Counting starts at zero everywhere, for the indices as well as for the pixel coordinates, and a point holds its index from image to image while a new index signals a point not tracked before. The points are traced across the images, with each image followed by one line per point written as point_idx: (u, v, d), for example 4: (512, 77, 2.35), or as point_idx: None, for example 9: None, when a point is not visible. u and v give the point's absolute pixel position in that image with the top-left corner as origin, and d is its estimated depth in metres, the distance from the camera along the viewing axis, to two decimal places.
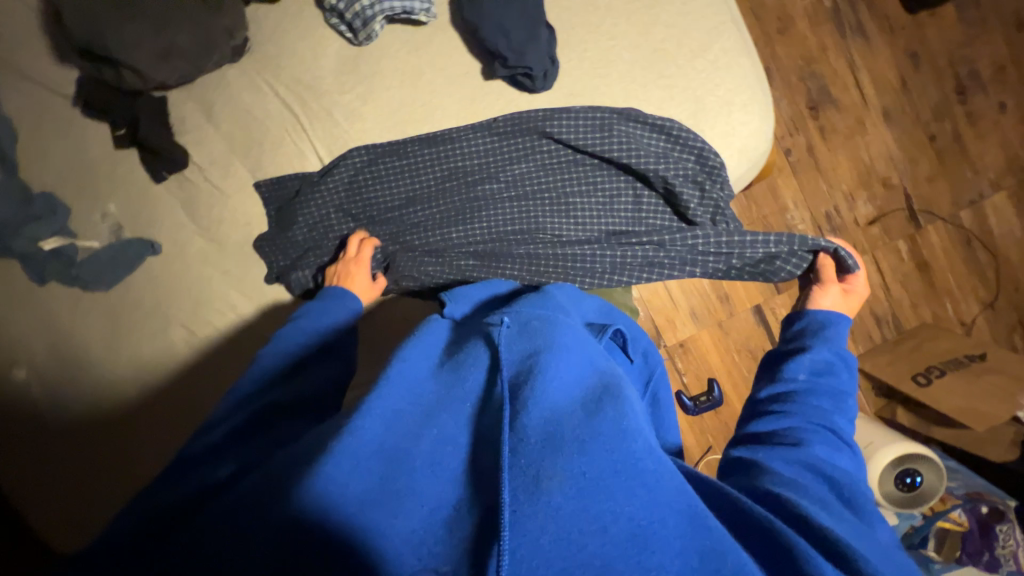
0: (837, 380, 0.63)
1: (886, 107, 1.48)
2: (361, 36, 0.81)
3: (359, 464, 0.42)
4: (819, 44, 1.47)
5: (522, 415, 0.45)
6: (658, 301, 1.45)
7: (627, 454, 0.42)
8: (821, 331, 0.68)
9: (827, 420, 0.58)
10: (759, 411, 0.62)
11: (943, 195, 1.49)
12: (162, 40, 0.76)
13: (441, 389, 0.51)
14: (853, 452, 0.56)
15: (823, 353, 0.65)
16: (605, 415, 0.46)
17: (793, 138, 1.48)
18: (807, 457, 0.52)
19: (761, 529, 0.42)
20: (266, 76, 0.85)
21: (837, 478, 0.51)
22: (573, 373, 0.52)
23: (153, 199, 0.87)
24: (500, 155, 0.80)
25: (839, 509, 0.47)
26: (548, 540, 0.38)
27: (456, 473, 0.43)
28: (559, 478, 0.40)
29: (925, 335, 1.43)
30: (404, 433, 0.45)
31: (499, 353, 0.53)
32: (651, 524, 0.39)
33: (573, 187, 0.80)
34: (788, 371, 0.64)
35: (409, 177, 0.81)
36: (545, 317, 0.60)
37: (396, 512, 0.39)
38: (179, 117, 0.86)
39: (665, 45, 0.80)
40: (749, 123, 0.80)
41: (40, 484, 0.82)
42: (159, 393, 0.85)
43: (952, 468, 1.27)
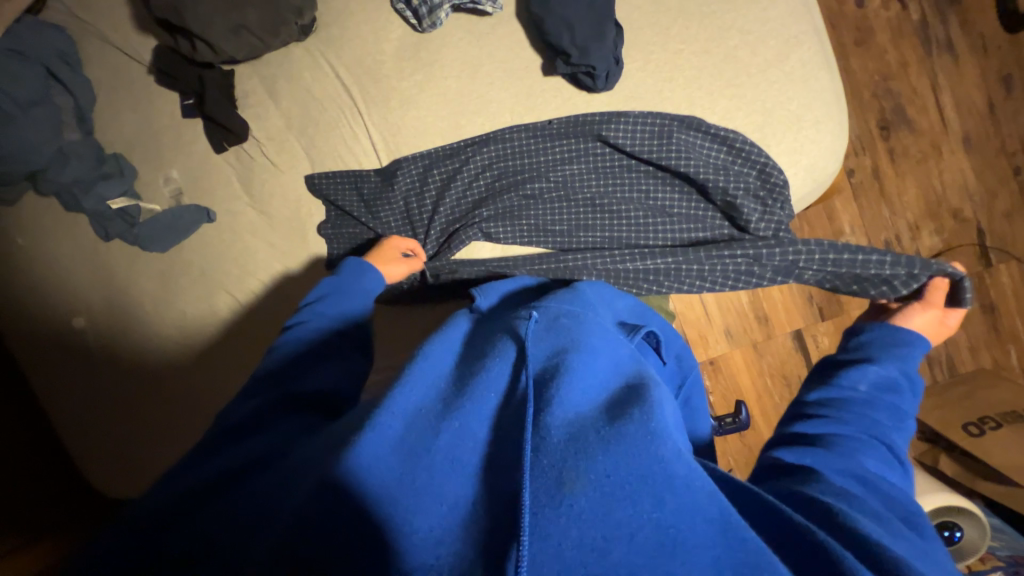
0: (900, 399, 0.58)
1: (967, 133, 1.37)
2: (425, 23, 0.82)
3: (381, 457, 0.41)
4: (899, 59, 1.37)
5: (546, 414, 0.44)
6: (692, 315, 1.41)
7: (655, 459, 0.40)
8: (880, 346, 0.63)
9: (881, 434, 0.52)
10: (803, 413, 0.56)
11: (1022, 234, 1.37)
12: (237, 17, 0.79)
13: (461, 381, 0.50)
14: (904, 470, 0.51)
15: (890, 369, 0.60)
16: (634, 419, 0.43)
17: (858, 158, 1.39)
18: (857, 468, 0.47)
19: (805, 546, 0.37)
20: (328, 57, 0.86)
21: (891, 495, 0.46)
22: (601, 373, 0.51)
23: (212, 168, 0.90)
24: (553, 157, 0.79)
25: (895, 525, 0.42)
26: (571, 546, 0.35)
27: (472, 469, 0.42)
28: (583, 480, 0.38)
29: (982, 382, 1.33)
30: (423, 428, 0.44)
31: (524, 347, 0.52)
32: (681, 532, 0.36)
33: (624, 195, 0.78)
34: (845, 379, 0.58)
35: (460, 172, 0.81)
36: (575, 314, 0.59)
37: (415, 510, 0.39)
38: (243, 90, 0.88)
39: (738, 52, 0.76)
40: (821, 141, 0.75)
41: (94, 426, 0.89)
42: (202, 354, 0.89)
43: (997, 528, 1.19)
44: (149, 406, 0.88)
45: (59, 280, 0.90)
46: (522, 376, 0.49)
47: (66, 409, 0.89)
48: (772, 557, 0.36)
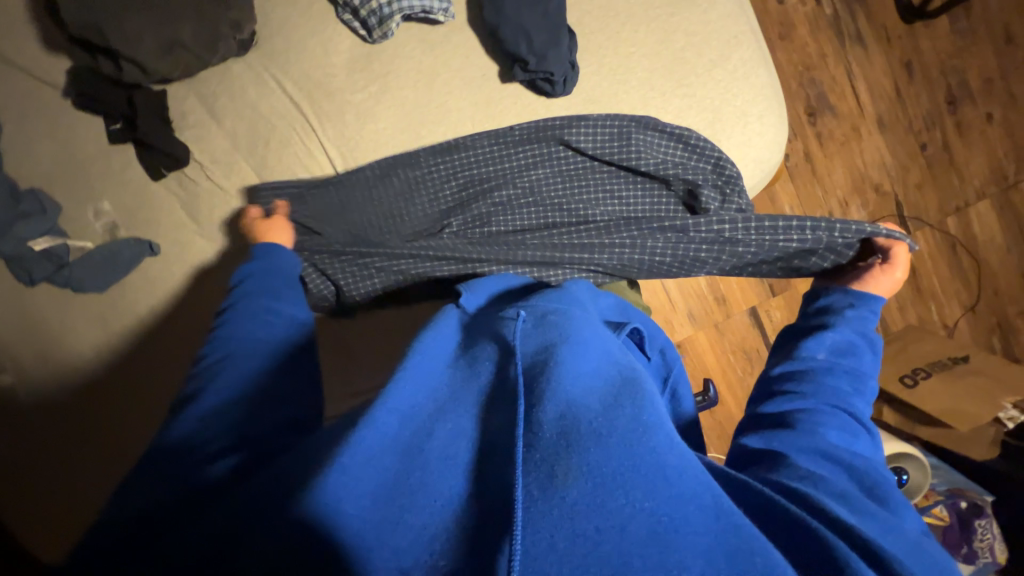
0: (859, 360, 0.62)
1: (880, 115, 1.51)
2: (375, 34, 0.79)
3: (373, 458, 0.40)
4: (819, 50, 1.49)
5: (539, 410, 0.43)
6: (656, 302, 1.47)
7: (649, 453, 0.40)
8: (847, 313, 0.66)
9: (843, 402, 0.57)
10: (771, 390, 0.60)
11: (932, 202, 1.54)
12: (167, 33, 0.73)
13: (454, 383, 0.49)
14: (871, 436, 0.56)
15: (846, 333, 0.63)
16: (627, 411, 0.43)
17: (792, 143, 1.50)
18: (821, 444, 0.51)
19: (794, 529, 0.41)
20: (273, 72, 0.82)
21: (858, 467, 0.50)
22: (592, 365, 0.49)
23: (150, 197, 0.83)
24: (517, 162, 0.79)
25: (862, 503, 0.45)
26: (563, 539, 0.35)
27: (463, 465, 0.42)
28: (576, 473, 0.38)
29: (911, 337, 1.49)
30: (418, 428, 0.44)
31: (513, 344, 0.51)
32: (674, 521, 0.37)
33: (589, 196, 0.79)
34: (807, 350, 0.62)
35: (423, 182, 0.80)
36: (561, 311, 0.58)
37: (408, 508, 0.38)
38: (180, 111, 0.82)
39: (685, 53, 0.80)
40: (765, 134, 0.81)
41: (23, 488, 0.78)
42: (149, 396, 0.81)
43: (934, 465, 1.35)
44: (105, 459, 0.80)
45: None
46: (512, 366, 0.49)
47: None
48: (762, 540, 0.38)
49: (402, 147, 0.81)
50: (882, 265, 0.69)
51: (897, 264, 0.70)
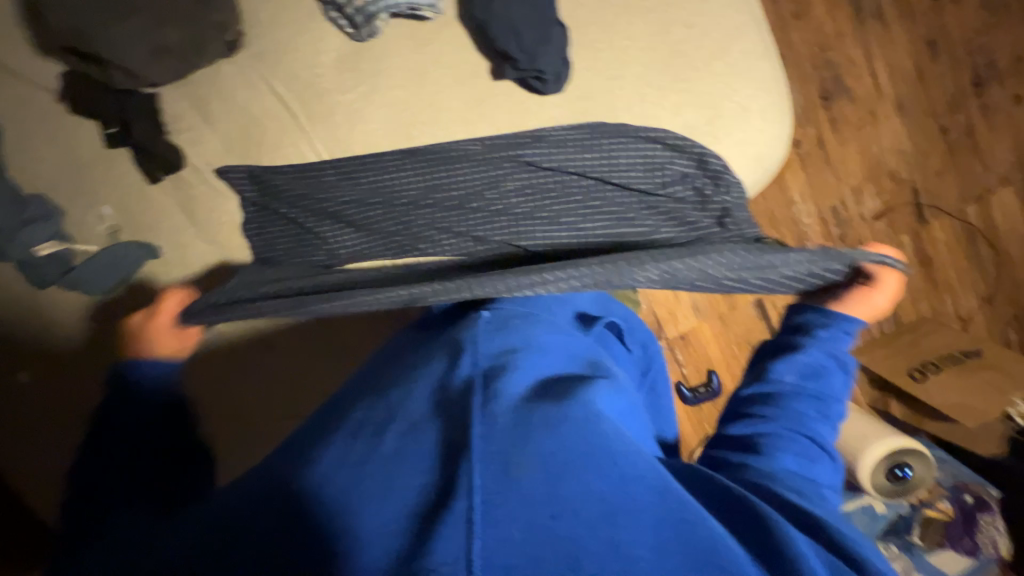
0: (827, 384, 0.60)
1: (899, 98, 1.44)
2: (363, 33, 0.78)
3: (344, 463, 0.42)
4: (836, 30, 1.41)
5: (493, 403, 0.44)
6: (659, 294, 1.45)
7: (597, 441, 0.41)
8: (828, 326, 0.63)
9: (803, 424, 0.56)
10: (737, 413, 0.60)
11: (952, 189, 1.47)
12: (153, 39, 0.73)
13: (408, 388, 0.49)
14: (831, 461, 0.56)
15: (814, 355, 0.61)
16: (575, 404, 0.45)
17: (804, 129, 1.44)
18: (778, 470, 0.51)
19: (750, 517, 0.42)
20: (263, 73, 0.81)
21: (808, 490, 0.51)
22: (550, 366, 0.52)
23: (149, 199, 0.84)
24: (487, 162, 0.77)
25: (807, 496, 0.50)
26: (520, 529, 0.35)
27: (414, 466, 0.41)
28: (529, 464, 0.39)
29: (923, 330, 1.45)
30: (375, 434, 0.44)
31: (474, 349, 0.52)
32: (623, 499, 0.38)
33: (562, 196, 0.75)
34: (776, 372, 0.60)
35: (392, 183, 0.78)
36: (524, 315, 0.59)
37: (364, 507, 0.39)
38: (174, 114, 0.82)
39: (682, 46, 0.76)
40: (767, 130, 0.77)
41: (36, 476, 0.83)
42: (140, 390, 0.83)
43: (941, 459, 1.33)
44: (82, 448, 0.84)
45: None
46: (463, 368, 0.49)
47: None
48: (707, 517, 0.39)
49: (377, 147, 0.80)
50: (867, 290, 0.64)
51: (882, 289, 0.65)
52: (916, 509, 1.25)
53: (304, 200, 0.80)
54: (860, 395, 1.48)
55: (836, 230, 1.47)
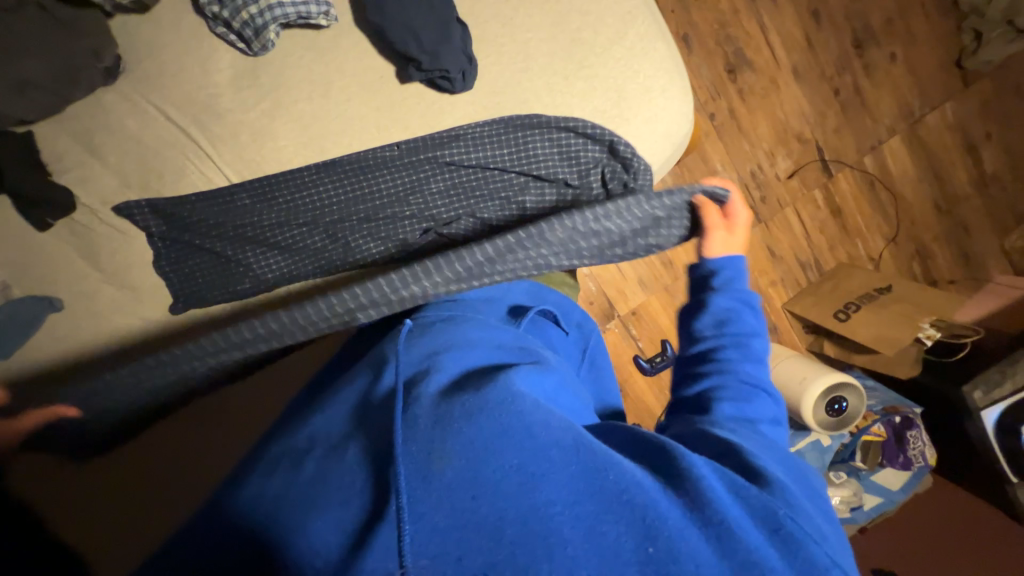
0: (743, 324, 0.63)
1: (795, 65, 1.56)
2: (255, 47, 0.74)
3: (273, 491, 0.42)
4: (732, 7, 1.50)
5: (414, 405, 0.44)
6: (606, 274, 1.48)
7: (515, 418, 0.42)
8: (721, 275, 0.67)
9: (732, 369, 0.59)
10: (685, 374, 0.63)
11: (849, 144, 1.61)
12: (12, 73, 0.66)
13: (337, 410, 0.49)
14: (768, 396, 0.59)
15: (724, 301, 0.65)
16: (494, 386, 0.45)
17: (716, 102, 1.53)
18: (714, 419, 0.54)
19: (666, 460, 0.44)
20: (152, 99, 0.76)
21: (747, 430, 0.53)
22: (474, 358, 0.52)
23: (41, 249, 0.76)
24: (408, 170, 0.76)
25: (744, 436, 0.52)
26: (443, 519, 0.37)
27: (341, 484, 0.40)
28: (449, 454, 0.39)
29: (842, 275, 1.59)
30: (298, 460, 0.44)
31: (398, 357, 0.52)
32: (540, 468, 0.39)
33: (485, 197, 0.77)
34: (698, 328, 0.64)
35: (312, 201, 0.76)
36: (449, 317, 0.60)
37: (293, 530, 0.38)
38: (54, 152, 0.75)
39: (582, 34, 0.79)
40: (671, 107, 0.81)
41: None
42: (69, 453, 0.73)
43: (871, 388, 1.48)
44: None
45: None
46: (386, 380, 0.49)
47: None
48: (623, 465, 0.41)
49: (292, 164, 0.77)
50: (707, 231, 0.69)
51: (716, 224, 0.70)
52: (856, 436, 1.36)
53: (218, 227, 0.76)
54: (797, 342, 1.62)
55: (757, 193, 1.58)
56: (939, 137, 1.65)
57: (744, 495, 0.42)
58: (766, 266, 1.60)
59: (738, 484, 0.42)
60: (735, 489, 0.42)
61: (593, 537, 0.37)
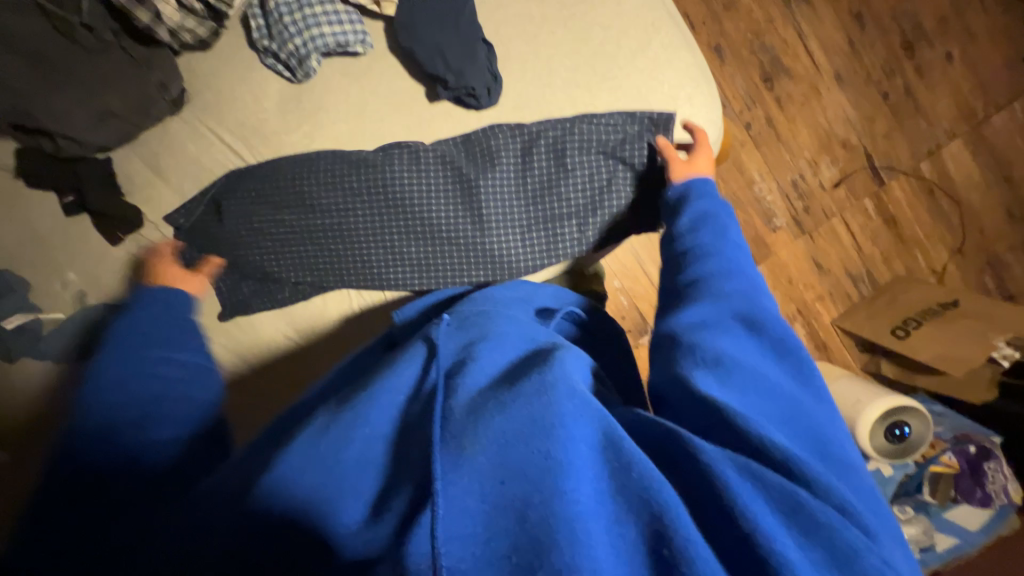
0: (719, 220, 0.66)
1: (837, 70, 1.49)
2: (299, 74, 0.81)
3: (308, 464, 0.42)
4: (766, 15, 1.48)
5: (452, 398, 0.45)
6: (639, 288, 1.42)
7: (546, 407, 0.42)
8: (697, 190, 0.70)
9: (712, 256, 0.62)
10: (672, 271, 0.65)
11: (902, 149, 1.51)
12: (95, 106, 0.76)
13: (374, 383, 0.49)
14: (754, 281, 0.60)
15: (700, 204, 0.68)
16: (531, 377, 0.45)
17: (752, 111, 1.49)
18: (690, 325, 0.55)
19: (701, 466, 0.41)
20: (210, 124, 0.84)
21: (729, 326, 0.54)
22: (511, 352, 0.53)
23: (111, 262, 0.85)
24: (419, 169, 0.79)
25: (731, 353, 0.51)
26: (474, 503, 0.37)
27: (378, 466, 0.44)
28: (479, 440, 0.40)
29: (899, 288, 1.47)
30: (331, 442, 0.43)
31: (436, 344, 0.52)
32: (569, 458, 0.39)
33: (492, 193, 0.79)
34: (676, 228, 0.67)
35: (332, 199, 0.80)
36: (483, 311, 0.61)
37: (334, 507, 0.40)
38: (127, 175, 0.85)
39: (605, 47, 0.80)
40: (697, 114, 0.80)
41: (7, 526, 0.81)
42: None
43: (939, 414, 1.34)
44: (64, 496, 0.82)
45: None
46: (427, 376, 0.49)
47: None
48: (650, 464, 0.40)
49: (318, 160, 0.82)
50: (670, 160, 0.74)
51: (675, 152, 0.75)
52: (923, 466, 1.24)
53: (249, 221, 0.82)
54: (851, 360, 1.50)
55: (799, 203, 1.50)
56: (1008, 139, 1.52)
57: (777, 491, 0.40)
58: (812, 280, 1.51)
59: (756, 471, 0.41)
60: (759, 481, 0.40)
61: (618, 538, 0.37)
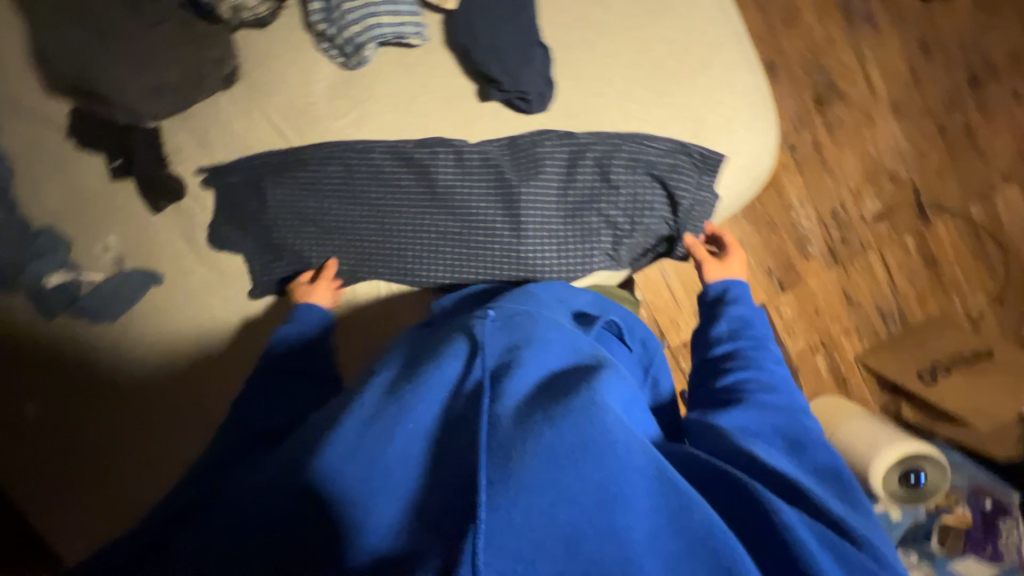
0: (756, 329, 0.68)
1: (895, 99, 1.43)
2: (352, 62, 0.80)
3: (355, 452, 0.43)
4: (826, 35, 1.42)
5: (497, 403, 0.45)
6: (661, 303, 1.39)
7: (598, 431, 0.41)
8: (731, 294, 0.73)
9: (752, 364, 0.63)
10: (709, 371, 0.66)
11: (953, 188, 1.45)
12: (151, 78, 0.78)
13: (420, 375, 0.49)
14: (796, 397, 0.60)
15: (738, 311, 0.71)
16: (580, 396, 0.44)
17: (799, 134, 1.45)
18: (732, 424, 0.54)
19: (753, 506, 0.41)
20: (258, 102, 0.84)
21: (766, 433, 0.54)
22: (555, 362, 0.53)
23: (151, 229, 0.87)
24: (463, 169, 0.78)
25: (767, 448, 0.50)
26: (522, 518, 0.37)
27: (420, 463, 0.43)
28: (531, 454, 0.40)
29: (930, 332, 1.42)
30: (380, 431, 0.44)
31: (481, 343, 0.52)
32: (622, 488, 0.39)
33: (534, 200, 0.77)
34: (713, 331, 0.70)
35: (373, 191, 0.80)
36: (527, 313, 0.60)
37: (370, 502, 0.41)
38: (173, 145, 0.85)
39: (665, 62, 0.78)
40: (752, 140, 0.78)
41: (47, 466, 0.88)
42: (192, 369, 0.87)
43: (956, 462, 1.30)
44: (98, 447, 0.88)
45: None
46: (470, 375, 0.49)
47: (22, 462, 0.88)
48: (705, 503, 0.39)
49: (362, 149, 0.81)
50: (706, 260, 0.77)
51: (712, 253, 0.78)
52: (933, 514, 1.22)
53: (289, 203, 0.82)
54: (870, 400, 1.44)
55: (836, 233, 1.46)
56: None
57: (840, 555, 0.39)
58: (841, 313, 1.47)
59: (835, 543, 0.40)
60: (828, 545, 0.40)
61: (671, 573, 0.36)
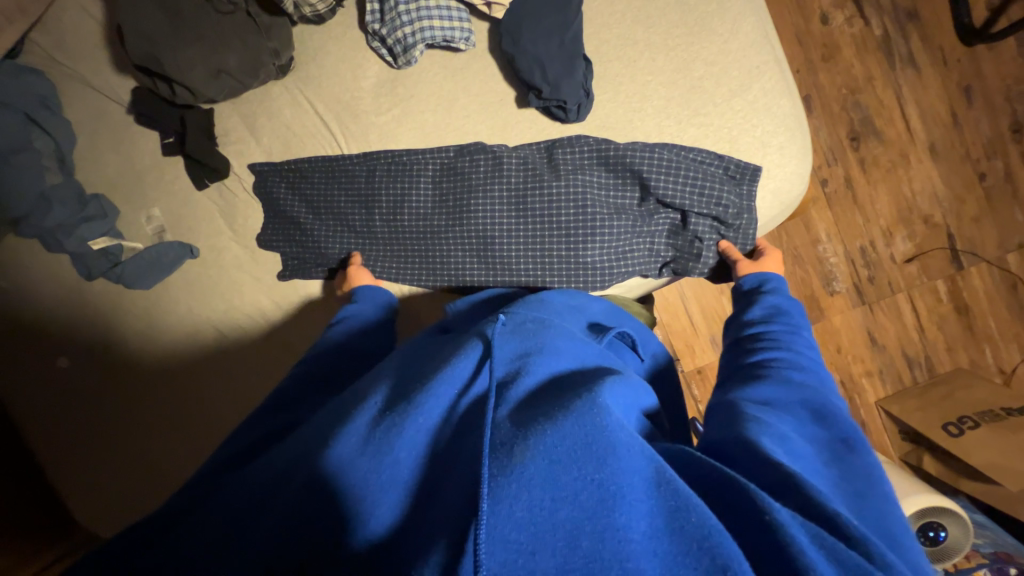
0: (794, 317, 0.67)
1: (933, 141, 1.41)
2: (400, 61, 0.84)
3: (364, 441, 0.46)
4: (866, 73, 1.42)
5: (501, 406, 0.47)
6: (677, 325, 1.38)
7: (601, 432, 0.41)
8: (768, 286, 0.73)
9: (786, 349, 0.61)
10: (740, 351, 0.65)
11: (990, 237, 1.41)
12: (213, 63, 0.81)
13: (433, 378, 0.52)
14: (823, 378, 0.58)
15: (774, 299, 0.70)
16: (580, 398, 0.44)
17: (831, 169, 1.44)
18: (750, 397, 0.54)
19: (755, 520, 0.38)
20: (307, 94, 0.88)
21: (795, 415, 0.52)
22: (561, 367, 0.54)
23: (193, 205, 0.92)
24: (499, 167, 0.80)
25: (793, 441, 0.48)
26: (522, 509, 0.37)
27: (423, 457, 0.47)
28: (531, 450, 0.40)
29: (960, 382, 1.35)
30: (390, 426, 0.47)
31: (491, 348, 0.53)
32: (620, 489, 0.38)
33: (570, 201, 0.78)
34: (747, 316, 0.69)
35: (411, 183, 0.83)
36: (539, 318, 0.60)
37: (374, 491, 0.43)
38: (224, 128, 0.90)
39: (703, 82, 0.79)
40: (786, 165, 0.78)
41: (77, 424, 0.94)
42: (211, 344, 0.91)
43: (981, 524, 1.21)
44: (121, 410, 0.93)
45: (30, 305, 0.94)
46: (476, 382, 0.51)
47: (56, 419, 0.94)
48: (710, 513, 0.37)
49: (404, 146, 0.85)
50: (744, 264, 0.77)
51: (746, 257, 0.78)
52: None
53: (331, 192, 0.86)
54: (889, 446, 1.40)
55: (863, 271, 1.43)
56: None
57: (850, 568, 0.35)
58: (863, 354, 1.43)
59: (829, 542, 0.37)
60: (840, 564, 0.36)
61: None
